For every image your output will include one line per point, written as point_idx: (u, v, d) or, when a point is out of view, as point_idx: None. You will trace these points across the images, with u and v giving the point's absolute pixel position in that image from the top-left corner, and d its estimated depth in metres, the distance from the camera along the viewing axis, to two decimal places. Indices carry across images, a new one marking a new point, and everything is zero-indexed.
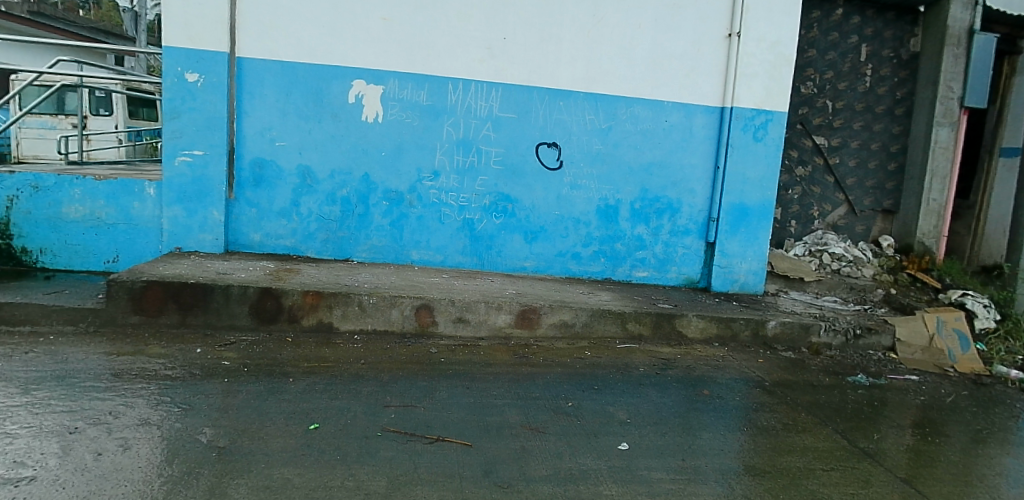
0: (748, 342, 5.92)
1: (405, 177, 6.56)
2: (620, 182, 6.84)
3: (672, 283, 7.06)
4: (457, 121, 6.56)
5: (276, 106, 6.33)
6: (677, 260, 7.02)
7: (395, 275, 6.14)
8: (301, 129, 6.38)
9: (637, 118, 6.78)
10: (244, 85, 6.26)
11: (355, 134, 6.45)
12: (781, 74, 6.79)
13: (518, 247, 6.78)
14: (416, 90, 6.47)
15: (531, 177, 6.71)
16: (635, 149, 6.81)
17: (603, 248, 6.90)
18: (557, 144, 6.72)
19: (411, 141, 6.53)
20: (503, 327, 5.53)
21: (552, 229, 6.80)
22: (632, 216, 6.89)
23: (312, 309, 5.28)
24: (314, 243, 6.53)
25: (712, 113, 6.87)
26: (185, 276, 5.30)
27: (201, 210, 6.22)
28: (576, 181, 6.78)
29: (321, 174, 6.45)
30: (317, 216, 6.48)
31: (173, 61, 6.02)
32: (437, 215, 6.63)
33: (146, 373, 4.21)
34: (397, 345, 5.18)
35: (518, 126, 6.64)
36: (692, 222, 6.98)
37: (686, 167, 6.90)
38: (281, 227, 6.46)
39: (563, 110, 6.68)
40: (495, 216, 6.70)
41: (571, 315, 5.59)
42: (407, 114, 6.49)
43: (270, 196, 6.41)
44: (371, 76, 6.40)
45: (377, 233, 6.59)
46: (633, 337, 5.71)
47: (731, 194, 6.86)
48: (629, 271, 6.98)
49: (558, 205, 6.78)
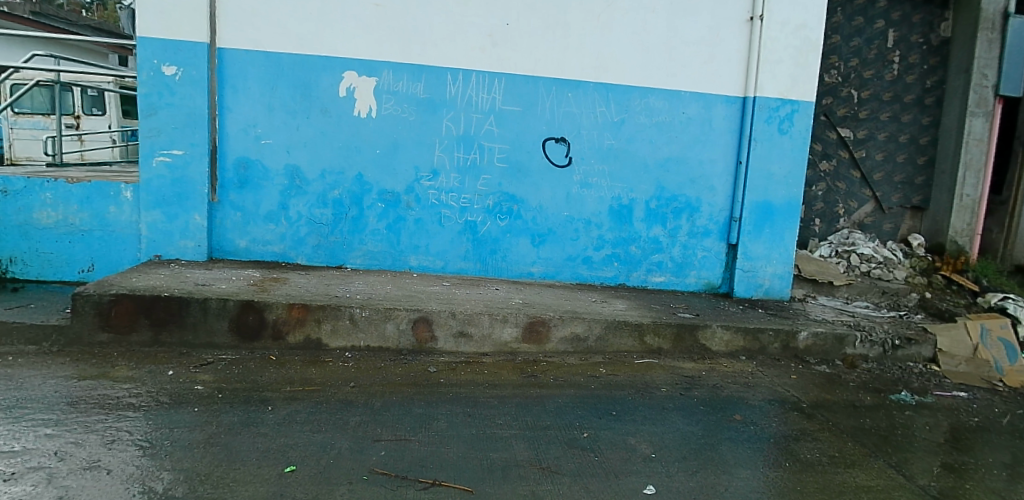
0: (778, 355, 5.41)
1: (401, 176, 6.05)
2: (633, 180, 6.31)
3: (692, 289, 6.53)
4: (457, 116, 6.05)
5: (260, 101, 5.84)
6: (697, 263, 6.50)
7: (391, 284, 5.64)
8: (289, 125, 5.89)
9: (652, 110, 6.25)
10: (226, 79, 5.77)
11: (348, 130, 5.95)
12: (808, 61, 6.24)
13: (525, 252, 6.27)
14: (413, 82, 5.96)
15: (538, 175, 6.20)
16: (649, 143, 6.29)
17: (616, 251, 6.38)
18: (565, 139, 6.20)
19: (408, 137, 6.02)
20: (509, 342, 5.04)
21: (561, 232, 6.28)
22: (647, 216, 6.36)
23: (298, 323, 4.80)
24: (304, 249, 6.04)
25: (734, 103, 6.34)
26: (159, 288, 4.82)
27: (181, 215, 5.74)
28: (587, 179, 6.26)
29: (310, 174, 5.95)
30: (307, 219, 5.99)
31: (148, 53, 5.55)
32: (437, 217, 6.13)
33: (106, 402, 3.74)
34: (392, 364, 4.69)
35: (524, 120, 6.12)
36: (712, 222, 6.45)
37: (705, 163, 6.37)
38: (268, 232, 5.97)
39: (571, 102, 6.16)
40: (500, 217, 6.19)
41: (584, 328, 5.09)
42: (403, 109, 5.99)
43: (255, 199, 5.92)
44: (364, 67, 5.90)
45: (372, 237, 6.09)
46: (652, 351, 5.20)
47: (755, 191, 6.33)
48: (644, 276, 6.46)
49: (568, 205, 6.26)
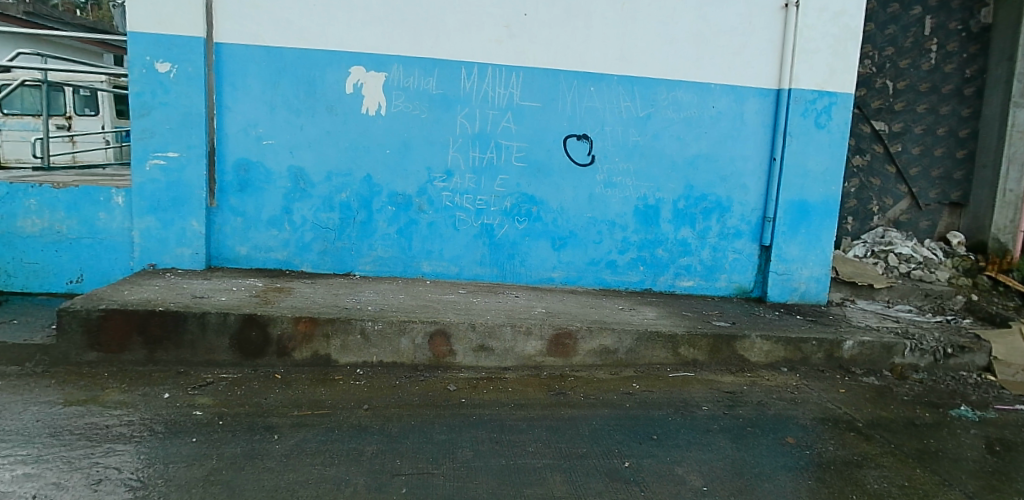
0: (821, 366, 5.04)
1: (413, 178, 5.67)
2: (660, 178, 5.92)
3: (722, 293, 6.14)
4: (473, 112, 5.67)
5: (262, 99, 5.47)
6: (727, 266, 6.11)
7: (403, 292, 5.27)
8: (292, 124, 5.52)
9: (679, 104, 5.86)
10: (226, 76, 5.42)
11: (356, 129, 5.58)
12: (846, 50, 5.85)
13: (545, 256, 5.89)
14: (425, 78, 5.58)
15: (558, 175, 5.81)
16: (677, 139, 5.90)
17: (641, 254, 5.99)
18: (587, 136, 5.82)
19: (419, 136, 5.65)
20: (533, 356, 4.66)
21: (583, 234, 5.90)
22: (675, 217, 5.98)
23: (306, 339, 4.43)
24: (309, 256, 5.67)
25: (767, 97, 5.96)
26: (154, 302, 4.46)
27: (178, 221, 5.38)
28: (610, 178, 5.88)
29: (315, 176, 5.58)
30: (313, 224, 5.62)
31: (141, 49, 5.19)
32: (450, 221, 5.75)
33: (93, 432, 3.39)
34: (408, 382, 4.32)
35: (544, 117, 5.74)
36: (744, 223, 6.07)
37: (737, 160, 5.99)
38: (271, 238, 5.60)
39: (594, 96, 5.77)
40: (518, 220, 5.81)
41: (613, 340, 4.72)
42: (415, 105, 5.61)
43: (257, 203, 5.55)
44: (372, 62, 5.52)
45: (382, 242, 5.72)
46: (686, 363, 4.82)
47: (789, 189, 5.95)
48: (672, 281, 6.07)
49: (590, 206, 5.88)
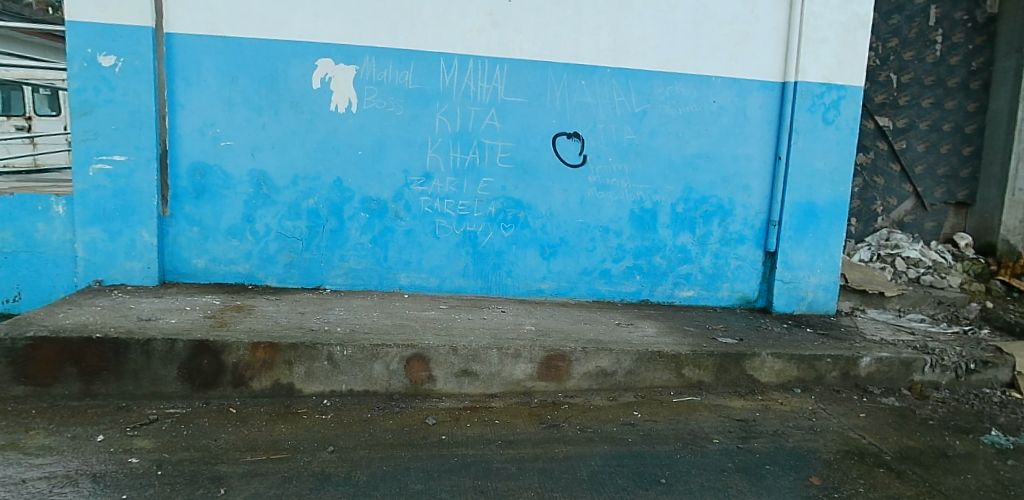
0: (837, 385, 4.65)
1: (388, 181, 5.16)
2: (657, 180, 5.46)
3: (724, 303, 5.70)
4: (454, 109, 5.17)
5: (219, 95, 4.93)
6: (730, 273, 5.67)
7: (378, 309, 4.76)
8: (253, 123, 4.98)
9: (677, 98, 5.41)
10: (177, 69, 4.86)
11: (324, 128, 5.06)
12: (855, 40, 5.44)
13: (534, 266, 5.41)
14: (401, 71, 5.07)
15: (547, 177, 5.33)
16: (675, 137, 5.45)
17: (638, 262, 5.53)
18: (578, 134, 5.34)
19: (395, 135, 5.14)
20: (522, 380, 4.19)
21: (575, 241, 5.43)
22: (673, 222, 5.53)
23: (265, 367, 3.92)
24: (274, 269, 5.12)
25: (771, 90, 5.53)
26: (92, 326, 3.92)
27: (126, 232, 4.83)
28: (604, 180, 5.41)
29: (280, 180, 5.05)
30: (277, 234, 5.08)
31: (80, 41, 4.63)
32: (430, 228, 5.25)
33: (3, 491, 2.86)
34: (381, 414, 3.82)
35: (532, 113, 5.25)
36: (747, 227, 5.64)
37: (739, 159, 5.56)
38: (231, 250, 5.05)
39: (585, 91, 5.30)
40: (504, 227, 5.33)
41: (611, 361, 4.26)
42: (389, 102, 5.10)
43: (216, 211, 5.00)
44: (341, 53, 5.00)
45: (355, 253, 5.19)
46: (691, 385, 4.38)
47: (795, 191, 5.53)
48: (671, 290, 5.61)
49: (582, 211, 5.40)
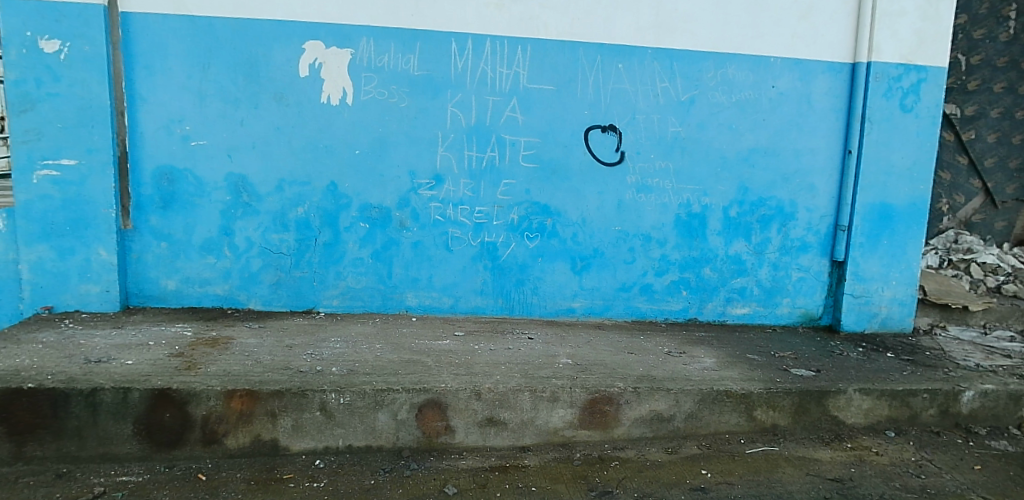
0: (934, 426, 3.86)
1: (391, 185, 4.37)
2: (707, 179, 4.69)
3: (784, 322, 4.94)
4: (468, 99, 4.37)
5: (188, 86, 4.14)
6: (790, 286, 4.91)
7: (381, 339, 3.97)
8: (229, 119, 4.20)
9: (731, 84, 4.63)
10: (137, 56, 4.08)
11: (315, 124, 4.27)
12: (937, 13, 4.68)
13: (563, 281, 4.62)
14: (405, 55, 4.28)
15: (579, 178, 4.54)
16: (728, 129, 4.67)
17: (684, 276, 4.74)
18: (615, 127, 4.54)
19: (398, 131, 4.34)
20: (560, 429, 3.40)
21: (611, 253, 4.64)
22: (725, 228, 4.76)
23: (242, 421, 3.13)
24: (258, 290, 4.32)
25: (838, 73, 4.75)
26: (27, 372, 3.14)
27: (81, 249, 4.05)
28: (644, 180, 4.61)
29: (263, 185, 4.26)
30: (261, 248, 4.29)
31: (18, 22, 3.85)
32: (441, 239, 4.46)
33: None
34: (389, 480, 3.05)
35: (560, 103, 4.46)
36: (811, 233, 4.89)
37: (802, 153, 4.80)
38: (207, 268, 4.26)
39: (623, 76, 4.50)
40: (529, 237, 4.54)
41: (668, 404, 3.48)
42: (392, 91, 4.30)
43: (188, 223, 4.21)
44: (334, 34, 4.20)
45: (353, 270, 4.40)
46: (765, 431, 3.61)
47: (868, 191, 4.78)
48: (722, 308, 4.84)
49: (619, 217, 4.61)
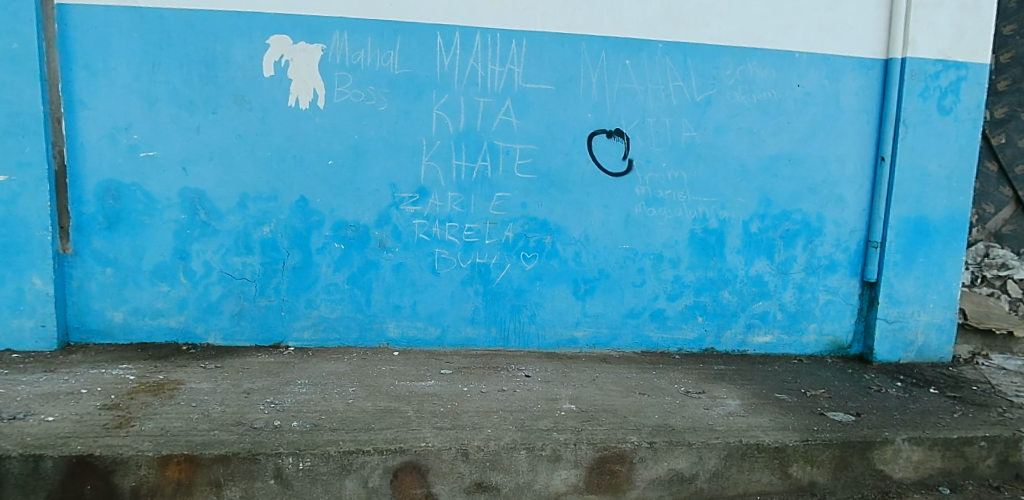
0: (992, 478, 3.37)
1: (369, 201, 3.84)
2: (726, 191, 4.17)
3: (810, 350, 4.45)
4: (455, 102, 3.85)
5: (135, 89, 3.60)
6: (816, 310, 4.41)
7: (357, 380, 3.45)
8: (183, 126, 3.66)
9: (752, 82, 4.13)
10: (76, 54, 3.53)
11: (280, 130, 3.73)
12: (979, 2, 4.16)
13: (565, 308, 4.10)
14: (384, 51, 3.75)
15: (581, 190, 4.01)
16: (748, 134, 4.17)
17: (700, 300, 4.23)
18: (622, 132, 4.02)
19: (377, 138, 3.81)
20: (562, 495, 2.88)
21: (619, 275, 4.12)
22: (746, 246, 4.25)
23: (181, 493, 2.61)
24: (217, 321, 3.78)
25: (870, 71, 4.24)
26: None
27: (11, 278, 3.50)
28: (655, 192, 4.09)
29: (222, 202, 3.72)
30: (220, 274, 3.75)
31: None
32: (427, 262, 3.94)
33: None
34: None
35: (560, 105, 3.93)
36: (840, 251, 4.38)
37: (831, 161, 4.28)
38: (158, 298, 3.72)
39: (631, 74, 3.98)
40: (526, 257, 4.02)
41: (690, 462, 2.99)
42: (369, 92, 3.78)
43: (136, 246, 3.67)
44: (301, 28, 3.68)
45: (327, 297, 3.87)
46: (800, 490, 3.13)
47: (904, 203, 4.26)
48: (742, 336, 4.33)
49: (627, 234, 4.09)
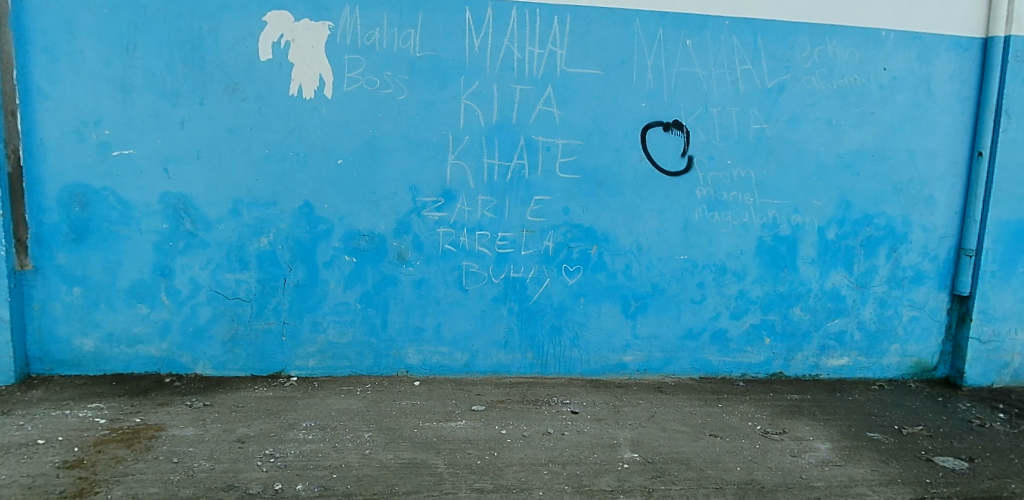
0: None
1: (385, 207, 3.27)
2: (799, 192, 3.60)
3: (890, 374, 3.87)
4: (487, 89, 3.27)
5: (106, 76, 3.03)
6: (898, 328, 3.83)
7: (374, 422, 2.88)
8: (163, 120, 3.09)
9: (831, 65, 3.54)
10: (35, 34, 2.96)
11: (281, 124, 3.16)
12: None
13: (612, 328, 3.53)
14: (403, 30, 3.17)
15: (634, 192, 3.44)
16: (825, 125, 3.58)
17: (767, 319, 3.67)
18: (681, 124, 3.45)
19: (394, 133, 3.23)
20: None
21: (674, 290, 3.55)
22: (821, 255, 3.68)
23: None
24: (207, 349, 3.23)
25: (966, 52, 3.63)
26: None
27: None
28: (717, 193, 3.53)
29: (211, 209, 3.16)
30: (209, 293, 3.20)
31: None
32: (453, 277, 3.37)
33: None
34: None
35: (609, 94, 3.36)
36: (926, 260, 3.79)
37: (918, 157, 3.69)
38: (137, 321, 3.17)
39: (693, 56, 3.41)
40: (568, 271, 3.45)
41: None
42: (386, 79, 3.20)
43: (109, 261, 3.12)
44: (305, 2, 3.10)
45: (337, 319, 3.31)
46: None
47: (1004, 205, 3.66)
48: (814, 359, 3.76)
49: (685, 243, 3.52)
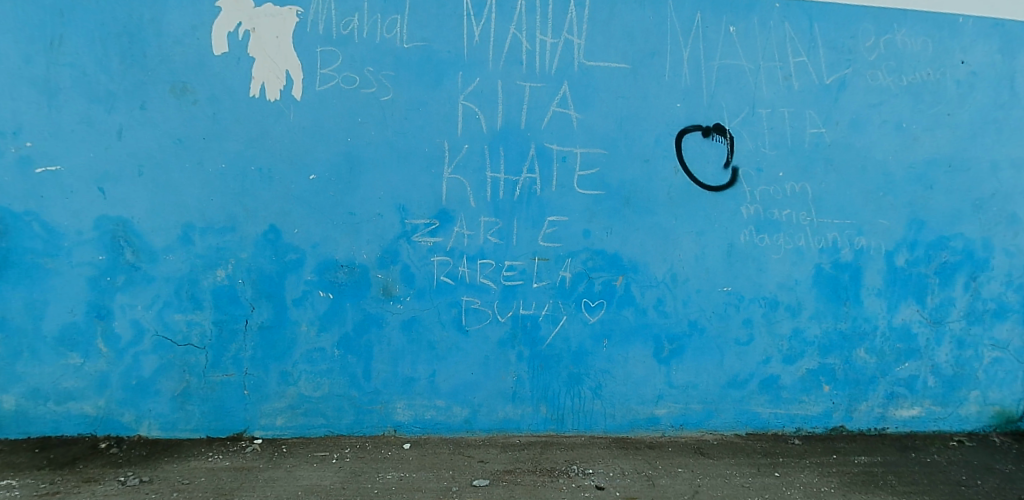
0: None
1: (366, 231, 2.70)
2: (863, 210, 3.01)
3: (971, 426, 3.24)
4: (489, 88, 2.70)
5: (26, 75, 2.48)
6: (980, 372, 3.20)
7: None
8: (97, 129, 2.53)
9: (901, 57, 2.95)
10: None
11: (240, 132, 2.60)
12: None
13: (642, 376, 2.94)
14: (387, 17, 2.61)
15: (667, 212, 2.86)
16: (894, 129, 2.99)
17: (826, 362, 3.07)
18: (724, 129, 2.86)
19: (377, 142, 2.66)
20: None
21: (715, 329, 2.96)
22: (889, 285, 3.08)
23: None
24: (153, 406, 2.66)
25: None
26: None
27: None
28: (767, 212, 2.93)
29: (156, 236, 2.60)
30: (155, 338, 2.64)
31: None
32: (450, 315, 2.79)
33: None
34: None
35: (636, 93, 2.78)
36: (1015, 289, 3.16)
37: (1004, 166, 3.08)
38: (67, 373, 2.61)
39: (738, 47, 2.83)
40: (588, 307, 2.86)
41: None
42: (367, 76, 2.63)
43: (33, 301, 2.57)
44: None
45: (309, 367, 2.73)
46: None
47: None
48: (882, 409, 3.15)
49: (728, 272, 2.93)
